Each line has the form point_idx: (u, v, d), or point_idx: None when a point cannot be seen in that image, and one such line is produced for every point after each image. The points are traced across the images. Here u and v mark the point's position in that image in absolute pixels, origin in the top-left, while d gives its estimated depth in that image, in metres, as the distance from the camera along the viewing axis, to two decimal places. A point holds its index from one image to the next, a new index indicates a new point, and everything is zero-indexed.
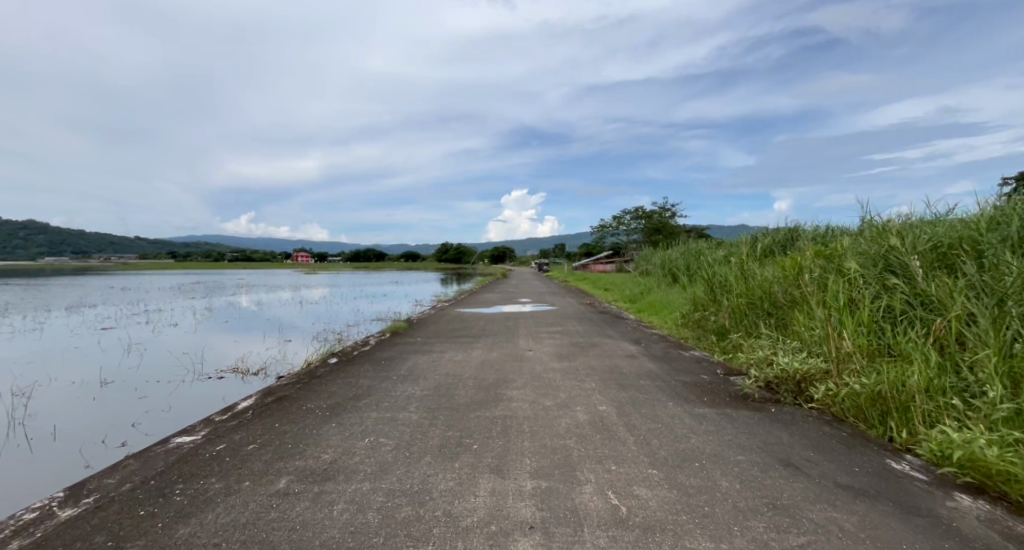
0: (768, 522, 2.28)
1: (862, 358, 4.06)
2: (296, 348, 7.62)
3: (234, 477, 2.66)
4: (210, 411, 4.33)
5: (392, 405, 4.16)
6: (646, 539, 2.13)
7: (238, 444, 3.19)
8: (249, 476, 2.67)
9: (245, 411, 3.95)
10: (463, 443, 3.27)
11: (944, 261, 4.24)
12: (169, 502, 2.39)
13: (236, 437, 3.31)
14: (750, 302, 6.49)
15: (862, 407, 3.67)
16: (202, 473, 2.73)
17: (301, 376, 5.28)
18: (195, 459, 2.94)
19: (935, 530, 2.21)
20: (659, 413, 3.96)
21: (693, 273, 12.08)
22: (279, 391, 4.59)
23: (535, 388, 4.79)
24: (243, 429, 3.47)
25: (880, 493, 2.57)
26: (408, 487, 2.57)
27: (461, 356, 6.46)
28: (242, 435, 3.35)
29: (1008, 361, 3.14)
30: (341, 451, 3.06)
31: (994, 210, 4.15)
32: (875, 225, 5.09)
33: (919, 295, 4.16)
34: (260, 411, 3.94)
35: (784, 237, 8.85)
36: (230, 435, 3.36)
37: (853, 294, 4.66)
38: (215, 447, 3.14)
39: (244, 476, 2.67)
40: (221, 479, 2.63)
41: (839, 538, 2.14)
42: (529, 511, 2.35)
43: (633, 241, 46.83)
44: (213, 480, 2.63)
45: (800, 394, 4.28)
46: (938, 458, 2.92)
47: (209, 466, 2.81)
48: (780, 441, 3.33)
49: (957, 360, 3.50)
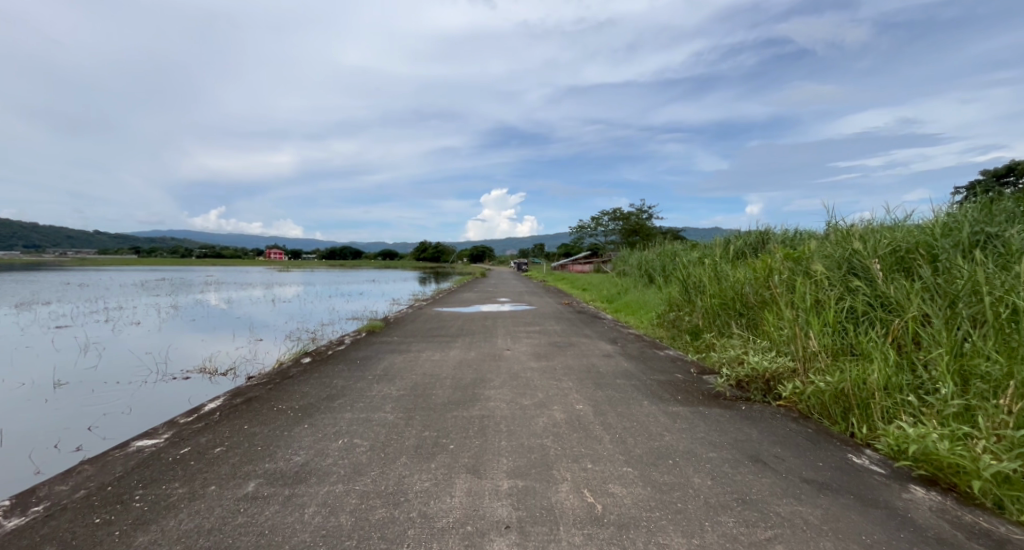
0: (737, 516, 2.35)
1: (826, 357, 4.21)
2: (267, 347, 7.44)
3: (199, 481, 2.58)
4: (172, 414, 4.17)
5: (368, 405, 4.12)
6: (621, 536, 2.16)
7: (204, 446, 3.10)
8: (215, 480, 2.60)
9: (212, 412, 3.84)
10: (439, 443, 3.26)
11: (902, 264, 4.42)
12: (127, 509, 2.31)
13: (202, 440, 3.21)
14: (722, 303, 6.63)
15: (826, 404, 3.81)
16: (165, 478, 2.64)
17: (273, 377, 5.16)
18: (157, 463, 2.85)
19: (891, 522, 2.31)
20: (636, 412, 4.02)
21: (668, 274, 12.33)
22: (249, 392, 4.49)
23: (512, 388, 4.79)
24: (210, 431, 3.38)
25: (841, 487, 2.67)
26: (383, 489, 2.54)
27: (438, 356, 6.41)
28: (208, 438, 3.25)
29: (958, 359, 3.28)
30: (314, 453, 3.01)
31: (947, 215, 4.34)
32: (841, 229, 5.28)
33: (880, 297, 4.33)
34: (228, 412, 3.84)
35: (755, 239, 9.07)
36: (195, 437, 3.26)
37: (819, 295, 4.82)
38: (179, 450, 3.04)
39: (210, 480, 2.60)
40: (185, 484, 2.56)
41: (804, 531, 2.22)
42: (506, 511, 2.36)
43: (611, 241, 47.48)
44: (176, 485, 2.55)
45: (769, 392, 4.41)
46: (895, 453, 3.04)
47: (172, 471, 2.73)
48: (750, 438, 3.42)
49: (913, 359, 3.65)
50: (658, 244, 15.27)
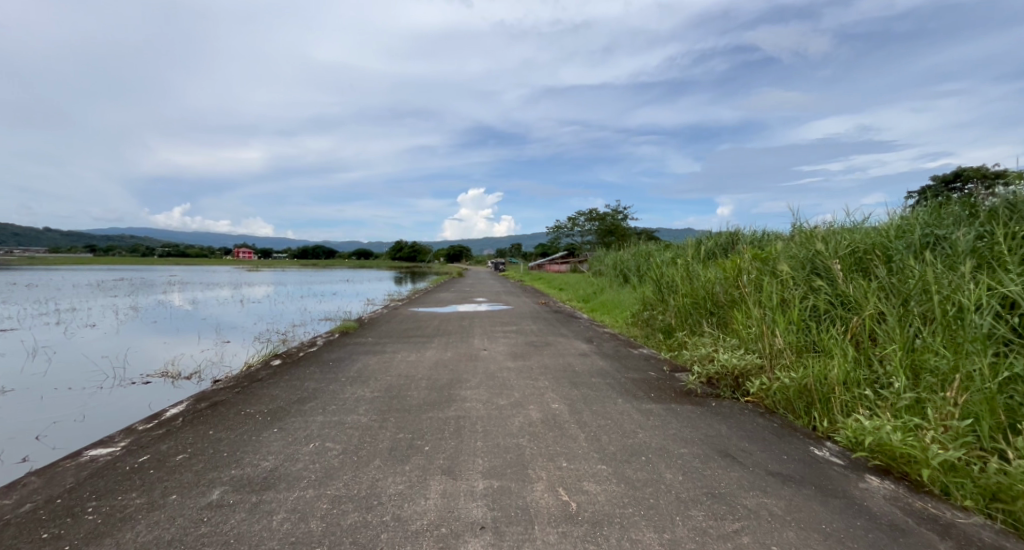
0: (707, 510, 2.41)
1: (791, 354, 4.36)
2: (235, 350, 7.23)
3: (158, 490, 2.50)
4: (129, 421, 4.01)
5: (341, 408, 4.06)
6: (595, 533, 2.19)
7: (165, 454, 3.00)
8: (176, 489, 2.52)
9: (174, 418, 3.71)
10: (414, 445, 3.23)
11: (861, 264, 4.60)
12: (79, 522, 2.21)
13: (163, 447, 3.10)
14: (694, 302, 6.77)
15: (791, 399, 3.95)
16: (121, 489, 2.54)
17: (240, 380, 5.01)
18: (112, 473, 2.74)
19: (849, 511, 2.40)
20: (610, 410, 4.07)
21: (642, 274, 12.55)
22: (215, 396, 4.35)
23: (489, 388, 4.79)
24: (171, 438, 3.27)
25: (804, 478, 2.77)
26: (355, 493, 2.51)
27: (414, 357, 6.36)
28: (170, 445, 3.15)
29: (910, 355, 3.45)
30: (284, 457, 2.94)
31: (901, 217, 4.54)
32: (805, 231, 5.49)
33: (840, 296, 4.51)
34: (192, 418, 3.72)
35: (725, 239, 9.32)
36: (155, 445, 3.15)
37: (785, 295, 4.99)
38: (137, 459, 2.93)
39: (170, 489, 2.52)
40: (143, 494, 2.47)
41: (769, 522, 2.29)
42: (481, 512, 2.36)
43: (587, 242, 47.98)
44: (133, 495, 2.46)
45: (738, 388, 4.54)
46: (853, 444, 3.17)
47: (128, 481, 2.63)
48: (719, 434, 3.51)
49: (870, 355, 3.81)
50: (633, 244, 15.53)
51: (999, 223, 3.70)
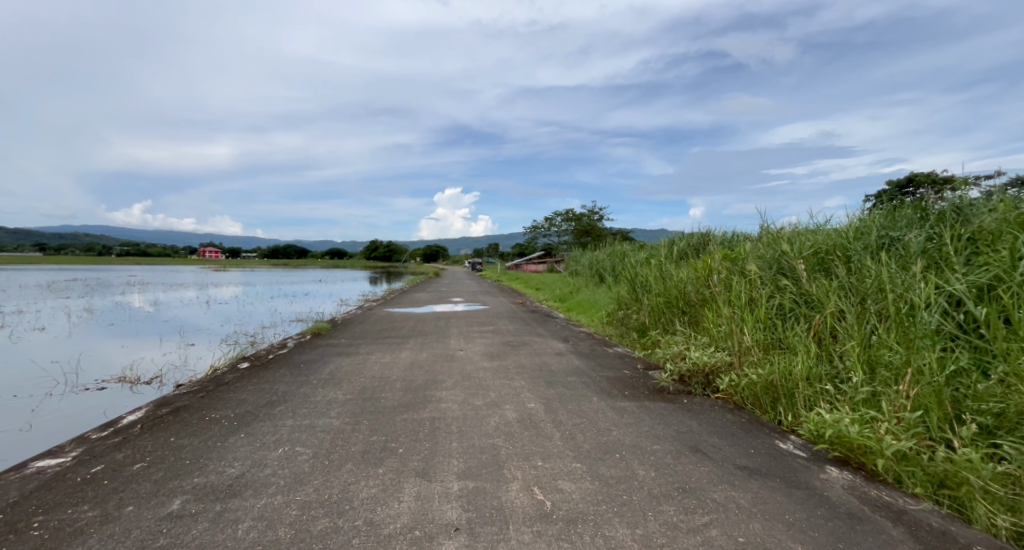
0: (678, 505, 2.46)
1: (759, 351, 4.49)
2: (200, 353, 7.01)
3: (113, 502, 2.40)
4: (82, 429, 3.84)
5: (312, 411, 3.98)
6: (569, 531, 2.21)
7: (121, 463, 2.88)
8: (133, 500, 2.42)
9: (132, 426, 3.57)
10: (388, 447, 3.20)
11: (823, 264, 4.78)
12: (24, 538, 2.11)
13: (118, 456, 2.98)
14: (666, 301, 6.90)
15: (758, 395, 4.07)
16: (71, 501, 2.43)
17: (205, 384, 4.85)
18: (61, 485, 2.61)
19: (810, 501, 2.49)
20: (585, 408, 4.12)
21: (617, 274, 12.72)
22: (177, 402, 4.21)
23: (465, 388, 4.78)
24: (128, 446, 3.15)
25: (769, 471, 2.86)
26: (326, 498, 2.47)
27: (389, 358, 6.28)
28: (126, 454, 3.03)
29: (867, 350, 3.60)
30: (250, 464, 2.87)
31: (859, 219, 4.73)
32: (772, 233, 5.67)
33: (804, 295, 4.67)
34: (150, 424, 3.59)
35: (697, 240, 9.53)
36: (111, 454, 3.03)
37: (752, 294, 5.14)
38: (90, 469, 2.81)
39: (126, 500, 2.42)
40: (96, 506, 2.37)
41: (736, 514, 2.36)
42: (455, 513, 2.36)
43: (564, 242, 48.33)
44: (85, 508, 2.36)
45: (709, 385, 4.65)
46: (815, 437, 3.29)
47: (80, 493, 2.52)
48: (690, 430, 3.59)
49: (831, 351, 3.96)
50: (608, 244, 15.74)
51: (946, 224, 3.90)
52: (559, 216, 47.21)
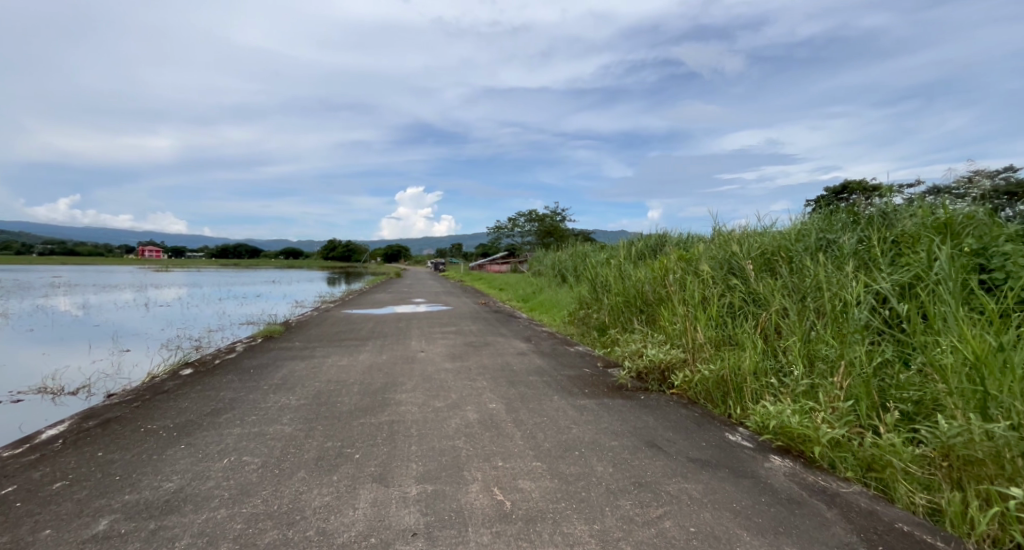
0: (634, 499, 2.51)
1: (711, 348, 4.66)
2: (135, 360, 6.58)
3: (27, 526, 2.22)
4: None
5: (262, 418, 3.82)
6: (527, 531, 2.22)
7: (40, 483, 2.66)
8: (52, 522, 2.24)
9: (53, 441, 3.31)
10: (344, 453, 3.11)
11: (768, 264, 5.02)
12: None
13: (35, 476, 2.76)
14: (625, 300, 7.05)
15: (710, 390, 4.23)
16: None
17: (141, 393, 4.56)
18: None
19: (755, 489, 2.61)
20: (546, 407, 4.15)
21: (579, 274, 12.91)
22: (107, 413, 3.93)
23: (425, 390, 4.71)
24: (47, 464, 2.91)
25: (719, 462, 2.97)
26: (275, 509, 2.38)
27: (346, 361, 6.12)
28: (45, 472, 2.80)
29: (807, 345, 3.81)
30: (191, 476, 2.72)
31: (801, 222, 5.01)
32: (723, 234, 5.92)
33: (752, 293, 4.90)
34: (74, 439, 3.34)
35: (655, 241, 9.80)
36: (26, 473, 2.79)
37: (705, 293, 5.33)
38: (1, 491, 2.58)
39: (44, 523, 2.24)
40: (8, 531, 2.18)
41: (688, 505, 2.43)
42: (413, 518, 2.32)
43: (526, 242, 48.65)
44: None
45: (664, 382, 4.79)
46: (760, 428, 3.44)
47: None
48: (646, 425, 3.68)
49: (776, 346, 4.16)
50: (570, 245, 15.96)
51: (874, 228, 4.18)
52: (521, 217, 47.44)
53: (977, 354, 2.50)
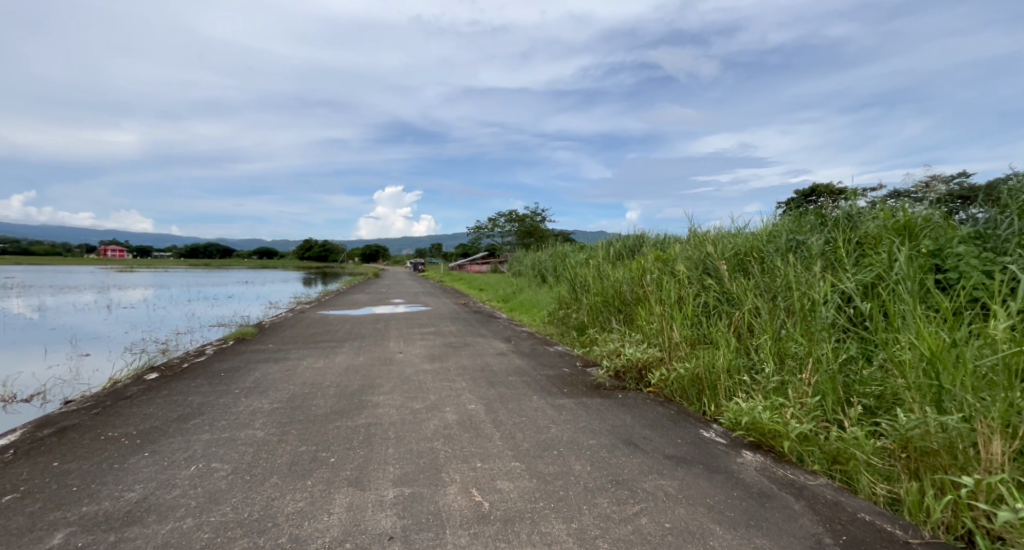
0: (611, 497, 2.53)
1: (686, 346, 4.73)
2: (96, 365, 6.32)
3: None
4: None
5: (232, 423, 3.72)
6: (505, 531, 2.21)
7: None
8: (2, 538, 2.13)
9: (5, 451, 3.15)
10: (318, 457, 3.05)
11: (742, 264, 5.13)
12: None
13: None
14: (604, 300, 7.11)
15: (685, 387, 4.29)
16: None
17: (101, 399, 4.38)
18: None
19: (727, 484, 2.65)
20: (525, 407, 4.15)
21: (558, 274, 12.98)
22: (63, 421, 3.76)
23: (403, 392, 4.66)
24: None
25: (693, 459, 3.02)
26: (245, 516, 2.31)
27: (321, 363, 6.00)
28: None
29: (777, 343, 3.90)
30: (155, 486, 2.62)
31: (772, 224, 5.14)
32: (698, 236, 6.03)
33: (726, 293, 5.00)
34: (28, 449, 3.18)
35: (633, 241, 9.92)
36: None
37: (681, 292, 5.42)
38: None
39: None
40: None
41: (664, 501, 2.46)
42: (390, 522, 2.28)
43: (506, 242, 48.68)
44: None
45: (642, 380, 4.85)
46: (733, 425, 3.51)
47: None
48: (624, 423, 3.71)
49: (748, 344, 4.26)
50: (549, 246, 16.02)
51: (840, 230, 4.32)
52: (501, 217, 47.42)
53: (932, 350, 2.61)
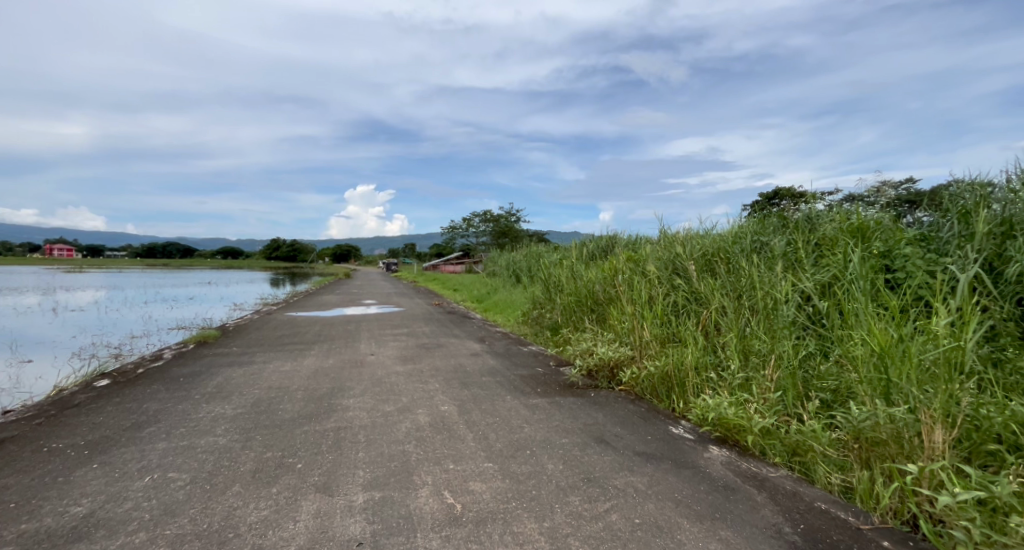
0: (583, 495, 2.54)
1: (656, 345, 4.81)
2: (42, 372, 5.97)
3: None
4: None
5: (192, 430, 3.57)
6: (477, 533, 2.18)
7: None
8: None
9: None
10: (285, 463, 2.95)
11: (709, 265, 5.25)
12: None
13: None
14: (577, 300, 7.16)
15: (655, 385, 4.36)
16: None
17: (46, 409, 4.14)
18: None
19: (694, 478, 2.70)
20: (498, 407, 4.13)
21: (532, 275, 13.03)
22: (3, 433, 3.53)
23: (375, 394, 4.57)
24: None
25: (662, 455, 3.06)
26: (205, 527, 2.21)
27: (289, 367, 5.83)
28: None
29: (742, 340, 4.00)
30: (104, 499, 2.48)
31: (738, 226, 5.27)
32: (668, 236, 6.13)
33: (694, 293, 5.10)
34: None
35: (606, 242, 10.04)
36: None
37: (651, 292, 5.50)
38: None
39: None
40: None
41: (634, 498, 2.49)
42: (359, 527, 2.23)
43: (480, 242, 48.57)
44: None
45: (614, 379, 4.90)
46: (700, 421, 3.58)
47: None
48: (596, 422, 3.74)
49: (715, 342, 4.35)
50: (523, 246, 16.07)
51: (800, 231, 4.47)
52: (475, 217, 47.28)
53: (882, 344, 2.72)
